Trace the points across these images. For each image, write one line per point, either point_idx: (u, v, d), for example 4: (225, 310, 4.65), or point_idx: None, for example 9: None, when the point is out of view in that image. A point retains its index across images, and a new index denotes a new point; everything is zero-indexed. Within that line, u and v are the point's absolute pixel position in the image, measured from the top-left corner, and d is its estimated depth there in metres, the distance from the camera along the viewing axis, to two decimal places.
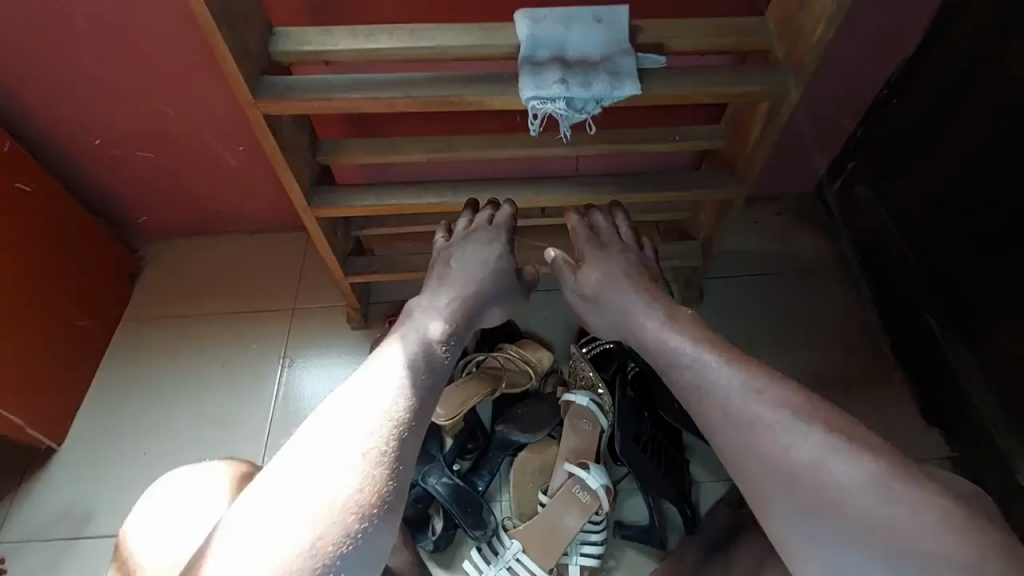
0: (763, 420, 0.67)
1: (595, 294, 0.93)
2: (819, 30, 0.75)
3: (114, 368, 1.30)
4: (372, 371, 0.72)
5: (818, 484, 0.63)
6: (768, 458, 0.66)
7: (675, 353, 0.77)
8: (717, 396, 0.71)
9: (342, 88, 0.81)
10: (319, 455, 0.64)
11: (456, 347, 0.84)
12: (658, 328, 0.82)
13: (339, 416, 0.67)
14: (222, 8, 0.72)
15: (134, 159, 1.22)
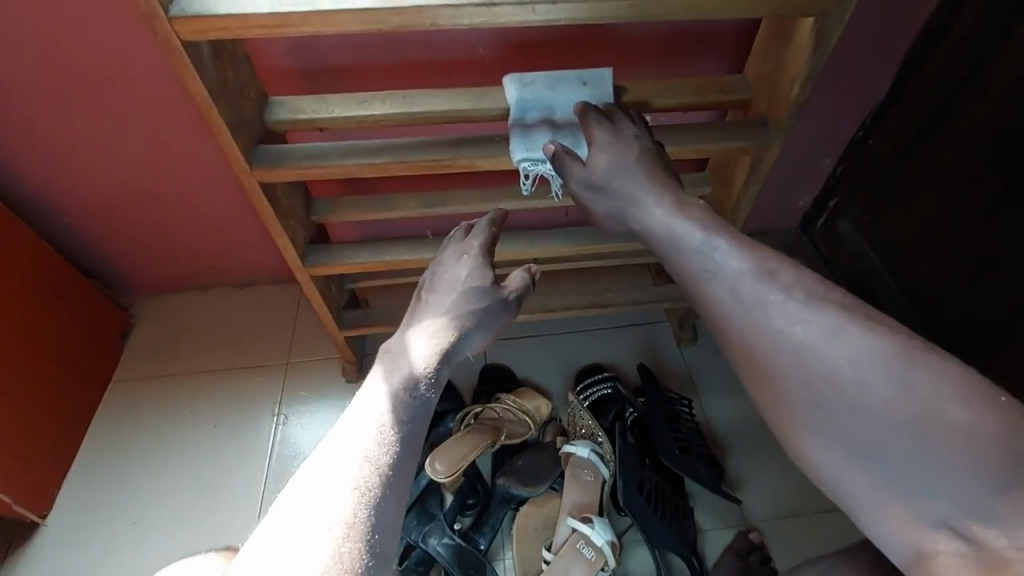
0: (767, 310, 0.66)
1: (607, 177, 0.81)
2: (795, 89, 0.78)
3: (102, 432, 1.26)
4: (344, 430, 0.67)
5: (829, 367, 0.62)
6: (785, 345, 0.65)
7: (683, 241, 0.73)
8: (725, 280, 0.69)
9: (335, 156, 0.83)
10: (284, 539, 0.59)
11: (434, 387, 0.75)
12: (668, 215, 0.76)
13: (309, 485, 0.63)
14: (218, 83, 0.73)
15: (126, 219, 1.22)
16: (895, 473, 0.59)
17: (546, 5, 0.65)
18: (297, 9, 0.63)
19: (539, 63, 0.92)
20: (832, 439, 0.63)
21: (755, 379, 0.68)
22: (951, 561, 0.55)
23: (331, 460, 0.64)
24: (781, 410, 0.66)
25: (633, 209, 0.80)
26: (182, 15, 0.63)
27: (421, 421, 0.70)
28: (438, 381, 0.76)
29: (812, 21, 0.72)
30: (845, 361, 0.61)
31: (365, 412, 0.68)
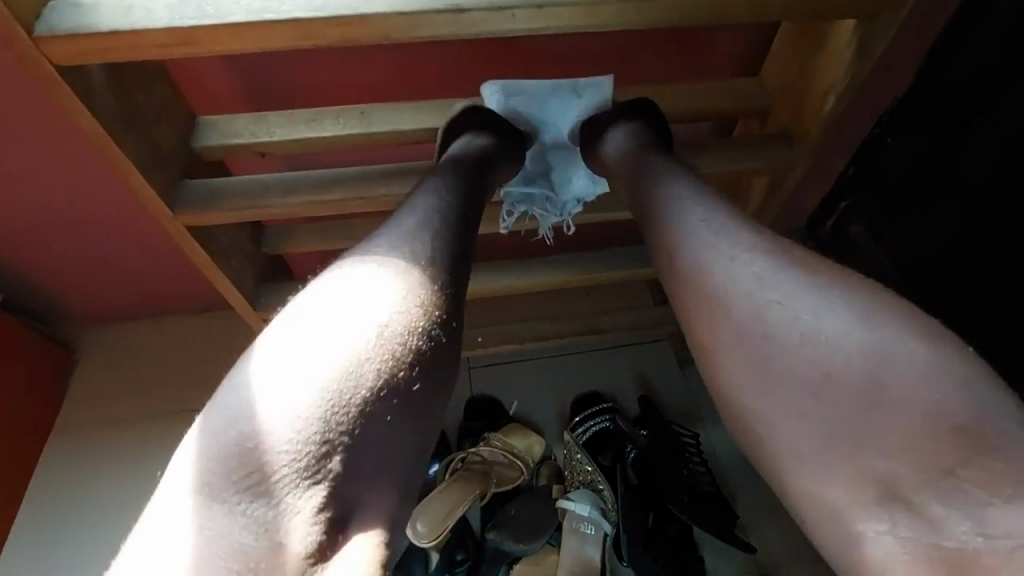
0: (720, 239, 0.54)
1: (610, 129, 0.68)
2: (828, 101, 0.66)
3: (45, 489, 1.13)
4: (320, 357, 0.46)
5: (781, 312, 0.49)
6: (739, 279, 0.51)
7: (649, 166, 0.63)
8: (677, 205, 0.58)
9: (279, 191, 0.69)
10: (249, 411, 0.44)
11: (456, 285, 0.52)
12: (637, 151, 0.65)
13: (269, 432, 0.43)
14: (119, 112, 0.59)
15: (44, 252, 1.04)
16: (839, 418, 0.44)
17: (528, 11, 0.52)
18: (203, 24, 0.49)
19: (523, 70, 0.78)
20: (785, 393, 0.47)
21: (697, 302, 0.53)
22: (891, 546, 0.40)
23: (303, 396, 0.44)
24: (720, 340, 0.51)
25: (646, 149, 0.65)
26: (55, 34, 0.49)
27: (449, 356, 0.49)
28: (459, 279, 0.53)
29: (852, 23, 0.61)
30: (778, 277, 0.50)
31: (352, 336, 0.47)
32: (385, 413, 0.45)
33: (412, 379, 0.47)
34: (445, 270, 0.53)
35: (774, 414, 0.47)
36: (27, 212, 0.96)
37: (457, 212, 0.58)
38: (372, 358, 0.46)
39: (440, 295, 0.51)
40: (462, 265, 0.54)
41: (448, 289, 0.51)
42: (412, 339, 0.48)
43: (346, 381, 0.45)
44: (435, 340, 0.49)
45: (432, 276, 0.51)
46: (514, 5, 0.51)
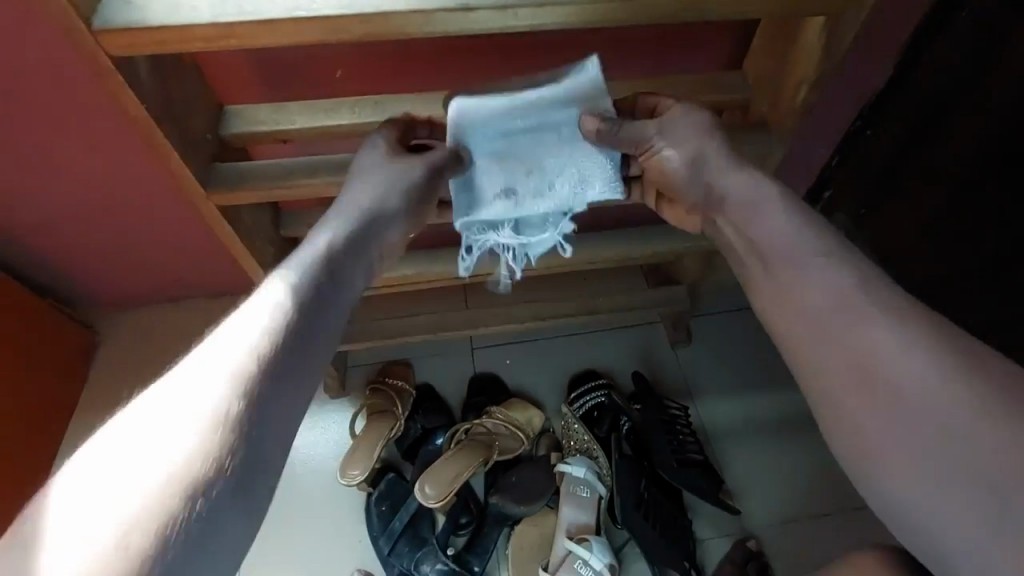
0: (833, 275, 0.59)
1: (680, 128, 0.68)
2: (803, 91, 0.72)
3: (72, 461, 1.19)
4: (180, 381, 0.48)
5: (900, 349, 0.54)
6: (858, 314, 0.57)
7: (755, 197, 0.65)
8: (789, 239, 0.62)
9: (302, 174, 0.75)
10: (91, 479, 0.43)
11: (308, 341, 0.54)
12: (728, 176, 0.67)
13: (115, 443, 0.45)
14: (160, 100, 0.65)
15: (72, 237, 1.10)
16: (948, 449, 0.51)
17: (529, 9, 0.58)
18: (244, 20, 0.55)
19: (523, 63, 0.84)
20: (899, 422, 0.54)
21: (806, 331, 0.60)
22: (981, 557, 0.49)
23: (153, 418, 0.46)
24: (831, 368, 0.58)
25: (720, 163, 0.68)
26: (109, 29, 0.55)
27: (281, 416, 0.49)
28: (295, 374, 0.52)
29: (820, 20, 0.67)
30: (832, 268, 0.59)
31: (207, 368, 0.48)
32: (207, 458, 0.44)
33: (237, 427, 0.46)
34: (307, 319, 0.55)
35: (837, 385, 0.57)
36: (57, 198, 1.02)
37: (318, 296, 0.57)
38: (217, 393, 0.47)
39: (289, 344, 0.52)
40: (326, 321, 0.57)
41: (299, 341, 0.53)
42: (252, 386, 0.48)
43: (185, 414, 0.46)
44: (268, 394, 0.49)
45: (293, 321, 0.53)
46: (517, 4, 0.57)
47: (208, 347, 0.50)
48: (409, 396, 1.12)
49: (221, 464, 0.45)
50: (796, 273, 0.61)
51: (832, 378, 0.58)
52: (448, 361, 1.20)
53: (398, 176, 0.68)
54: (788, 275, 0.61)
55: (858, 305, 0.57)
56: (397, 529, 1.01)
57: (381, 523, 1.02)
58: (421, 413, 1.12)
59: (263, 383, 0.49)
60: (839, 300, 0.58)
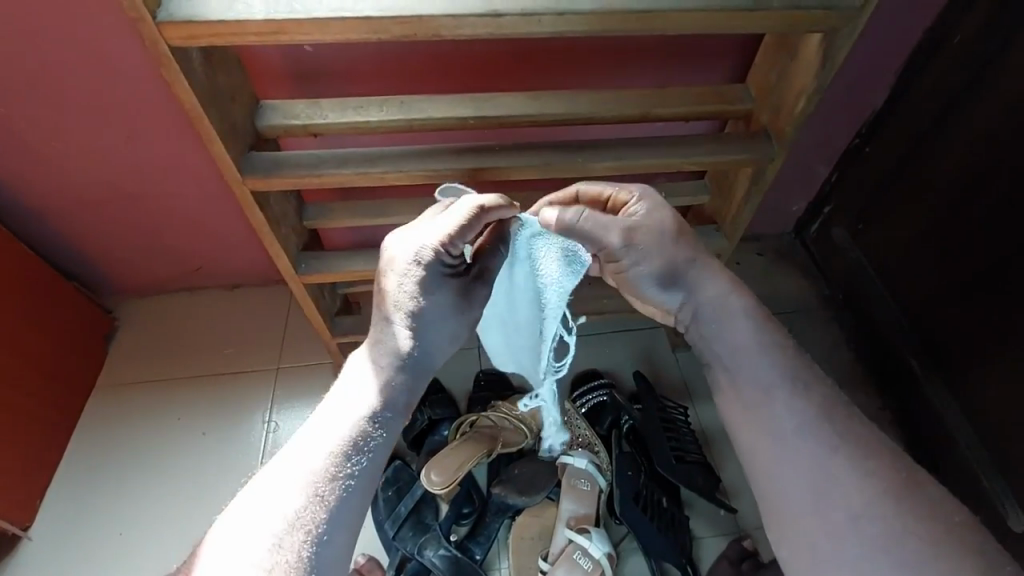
0: (782, 371, 0.69)
1: (645, 242, 0.75)
2: (800, 104, 0.77)
3: (87, 440, 1.21)
4: (288, 471, 0.59)
5: (830, 446, 0.64)
6: (795, 410, 0.67)
7: (722, 310, 0.74)
8: (750, 346, 0.71)
9: (330, 164, 0.80)
10: (232, 542, 0.55)
11: (382, 448, 0.63)
12: (705, 285, 0.76)
13: (230, 531, 0.56)
14: (207, 88, 0.70)
15: (104, 223, 1.15)
16: (859, 537, 0.60)
17: (553, 17, 0.63)
18: (293, 17, 0.60)
19: (539, 69, 0.90)
20: (829, 513, 0.62)
21: (750, 421, 0.70)
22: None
23: (259, 517, 0.56)
24: (770, 457, 0.67)
25: (698, 276, 0.76)
26: (171, 20, 0.60)
27: (358, 517, 0.60)
28: (373, 476, 0.62)
29: (818, 36, 0.73)
30: (784, 382, 0.68)
31: (300, 477, 0.59)
32: (300, 563, 0.55)
33: (324, 535, 0.57)
34: (381, 427, 0.63)
35: (781, 471, 0.66)
36: (94, 184, 1.07)
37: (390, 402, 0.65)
38: (309, 499, 0.58)
39: (358, 452, 0.61)
40: (396, 423, 0.65)
41: (375, 450, 0.62)
42: (333, 495, 0.59)
43: (285, 520, 0.56)
44: (347, 501, 0.59)
45: (368, 429, 0.62)
46: (542, 12, 0.62)
47: (296, 453, 0.61)
48: None
49: (310, 568, 0.55)
50: (757, 382, 0.70)
51: (779, 473, 0.66)
52: (456, 356, 1.24)
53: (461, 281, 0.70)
54: (746, 382, 0.70)
55: (806, 417, 0.66)
56: (402, 513, 1.04)
57: (387, 508, 1.05)
58: (427, 404, 1.15)
59: (344, 490, 0.59)
60: (792, 410, 0.67)
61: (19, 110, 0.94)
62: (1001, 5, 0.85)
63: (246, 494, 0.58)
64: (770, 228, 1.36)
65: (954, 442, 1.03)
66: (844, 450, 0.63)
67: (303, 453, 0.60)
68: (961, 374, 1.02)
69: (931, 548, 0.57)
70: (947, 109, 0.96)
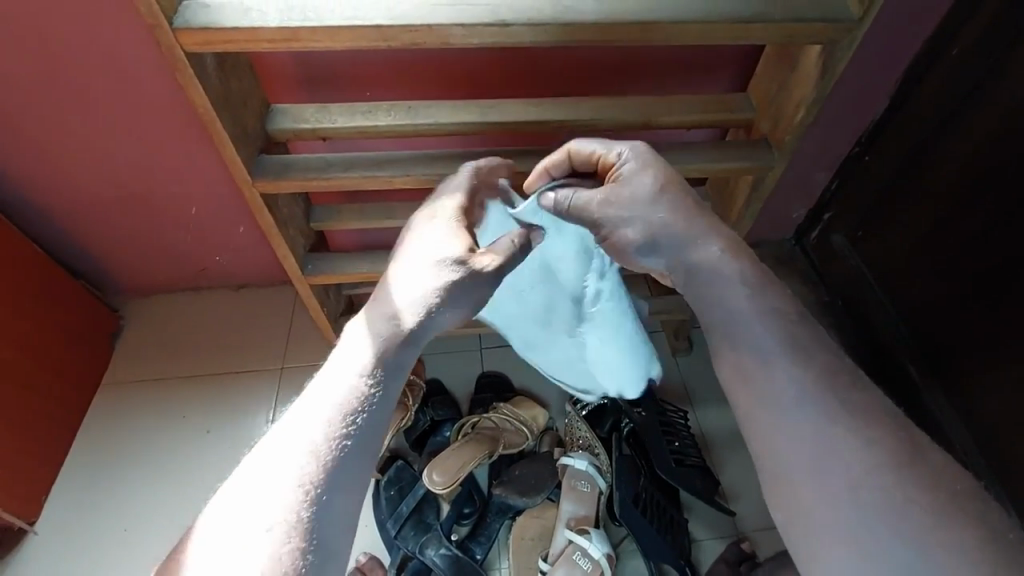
0: (789, 338, 0.65)
1: (628, 203, 0.72)
2: (800, 113, 0.78)
3: (91, 436, 1.23)
4: (288, 433, 0.56)
5: (837, 414, 0.60)
6: (801, 379, 0.63)
7: (718, 269, 0.69)
8: (752, 310, 0.67)
9: (338, 168, 0.82)
10: (235, 505, 0.53)
11: (380, 409, 0.60)
12: (696, 245, 0.71)
13: (234, 494, 0.54)
14: (220, 92, 0.72)
15: (113, 222, 1.17)
16: (870, 509, 0.56)
17: (559, 27, 0.65)
18: (306, 25, 0.62)
19: (544, 77, 0.91)
20: (836, 485, 0.58)
21: (753, 388, 0.65)
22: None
23: (242, 503, 0.53)
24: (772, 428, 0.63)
25: (686, 237, 0.71)
26: (187, 27, 0.62)
27: (360, 481, 0.56)
28: (374, 437, 0.58)
29: (818, 47, 0.74)
30: (785, 347, 0.64)
31: (298, 439, 0.56)
32: (299, 525, 0.52)
33: (326, 496, 0.54)
34: (379, 389, 0.60)
35: (786, 445, 0.62)
36: (103, 183, 1.09)
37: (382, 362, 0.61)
38: (311, 460, 0.55)
39: (361, 411, 0.58)
40: (395, 386, 0.62)
41: (371, 410, 0.58)
42: (332, 455, 0.56)
43: (279, 492, 0.53)
44: (345, 466, 0.56)
45: (367, 390, 0.60)
46: (548, 23, 0.64)
47: (298, 415, 0.58)
48: (420, 389, 1.14)
49: (311, 530, 0.52)
50: (756, 348, 0.65)
51: (781, 448, 0.62)
52: (458, 358, 1.25)
53: (470, 255, 0.68)
54: (743, 349, 0.66)
55: (808, 386, 0.62)
56: (404, 513, 1.05)
57: (389, 507, 1.06)
58: (430, 405, 1.16)
59: (343, 452, 0.56)
60: (793, 378, 0.63)
61: (32, 110, 0.96)
62: (999, 17, 0.86)
63: (247, 458, 0.56)
64: (770, 234, 1.38)
65: (950, 447, 1.04)
66: (848, 423, 0.59)
67: (301, 415, 0.58)
68: (960, 381, 1.03)
69: (935, 523, 0.54)
70: (947, 119, 0.98)
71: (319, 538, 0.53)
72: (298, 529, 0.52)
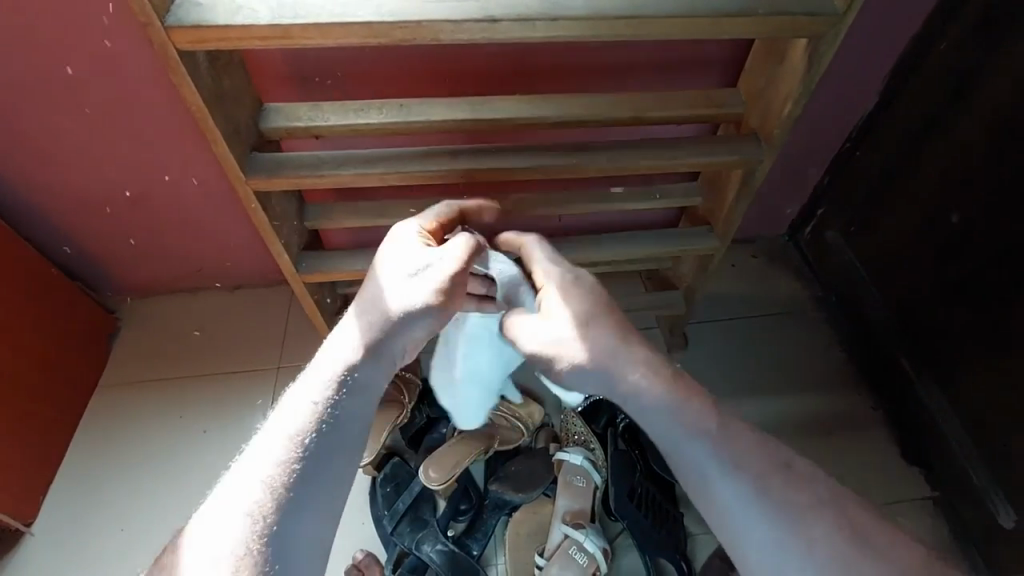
0: (717, 445, 0.66)
1: (556, 330, 0.70)
2: (788, 106, 0.79)
3: (88, 437, 1.23)
4: (257, 452, 0.63)
5: (789, 521, 0.63)
6: (728, 489, 0.65)
7: (642, 392, 0.68)
8: (677, 428, 0.67)
9: (332, 165, 0.82)
10: (211, 513, 0.60)
11: (337, 431, 0.64)
12: (631, 382, 0.69)
13: (213, 506, 0.61)
14: (213, 91, 0.72)
15: (108, 222, 1.17)
16: None
17: (547, 22, 0.65)
18: (297, 22, 0.63)
19: (535, 74, 0.92)
20: None
21: (702, 507, 0.67)
22: None
23: (218, 513, 0.60)
24: (729, 542, 0.65)
25: (615, 368, 0.69)
26: (179, 24, 0.63)
27: (319, 498, 0.62)
28: (331, 458, 0.63)
29: (804, 43, 0.75)
30: (719, 462, 0.66)
31: (260, 464, 0.62)
32: (260, 544, 0.58)
33: (288, 511, 0.60)
34: (333, 412, 0.65)
35: (749, 559, 0.64)
36: (98, 184, 1.09)
37: (347, 385, 0.66)
38: (272, 480, 0.61)
39: (318, 436, 0.63)
40: (352, 407, 0.66)
41: (326, 433, 0.64)
42: (292, 474, 0.61)
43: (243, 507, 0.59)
44: (304, 483, 0.62)
45: (324, 413, 0.64)
46: (536, 18, 0.65)
47: (269, 432, 0.64)
48: (415, 385, 1.13)
49: (273, 546, 0.59)
50: (694, 465, 0.67)
51: (748, 558, 0.64)
52: None
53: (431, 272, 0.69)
54: (686, 465, 0.67)
55: (749, 494, 0.64)
56: (400, 510, 1.05)
57: (386, 503, 1.07)
58: (426, 403, 1.15)
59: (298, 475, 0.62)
60: (735, 490, 0.65)
61: (28, 112, 0.97)
62: (986, 12, 0.87)
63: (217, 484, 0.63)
64: (762, 230, 1.38)
65: (944, 438, 1.06)
66: (801, 530, 0.63)
67: (268, 435, 0.64)
68: (953, 372, 1.03)
69: None
70: (936, 112, 0.99)
71: (280, 549, 0.59)
72: (251, 555, 0.58)
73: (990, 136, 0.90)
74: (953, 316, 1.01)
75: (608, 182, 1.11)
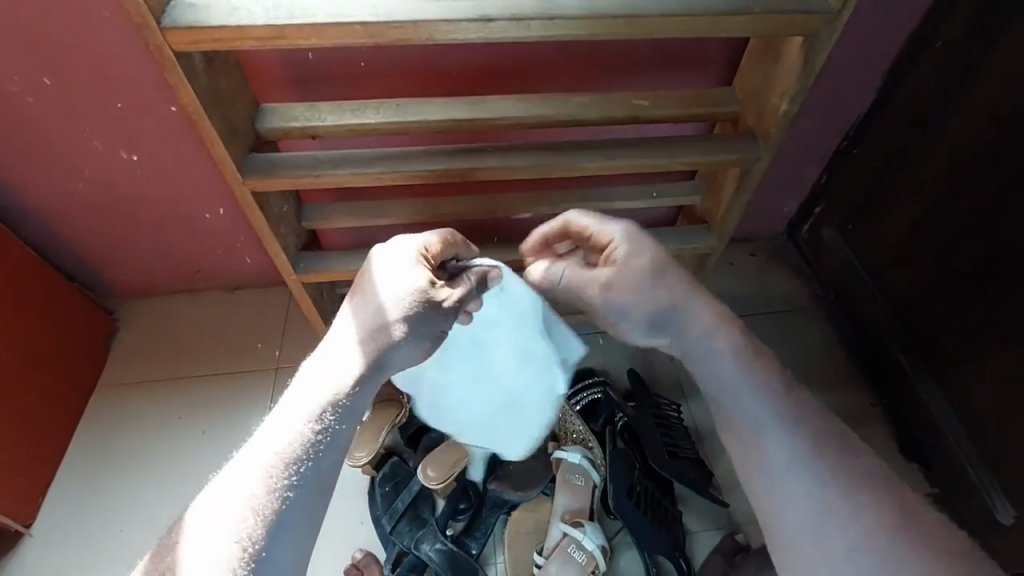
0: (772, 404, 0.68)
1: (631, 290, 0.76)
2: (784, 104, 0.79)
3: (87, 437, 1.23)
4: (244, 470, 0.61)
5: (833, 490, 0.62)
6: (777, 447, 0.66)
7: (706, 346, 0.73)
8: (733, 382, 0.70)
9: (329, 165, 0.83)
10: (195, 531, 0.59)
11: (329, 455, 0.63)
12: (699, 336, 0.74)
13: (197, 521, 0.59)
14: (209, 91, 0.73)
15: (107, 224, 1.17)
16: None
17: (542, 22, 0.65)
18: (292, 22, 0.63)
19: (532, 73, 0.92)
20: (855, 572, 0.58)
21: (747, 462, 0.68)
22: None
23: (202, 532, 0.58)
24: (771, 501, 0.65)
25: (683, 322, 0.75)
26: (174, 26, 0.63)
27: (306, 525, 0.61)
28: (320, 484, 0.62)
29: (799, 41, 0.75)
30: (774, 418, 0.67)
31: (246, 484, 0.60)
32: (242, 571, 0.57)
33: (274, 537, 0.59)
34: (326, 436, 0.63)
35: (790, 519, 0.63)
36: (97, 186, 1.10)
37: (342, 406, 0.64)
38: (258, 504, 0.59)
39: (309, 460, 0.62)
40: (344, 431, 0.64)
41: (317, 459, 0.62)
42: (280, 498, 0.60)
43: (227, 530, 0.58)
44: (292, 509, 0.61)
45: (316, 436, 0.62)
46: (531, 17, 0.65)
47: (258, 449, 0.62)
48: None
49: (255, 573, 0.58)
50: (751, 418, 0.68)
51: (783, 518, 0.64)
52: None
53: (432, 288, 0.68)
54: (739, 417, 0.69)
55: (800, 454, 0.64)
56: (399, 509, 1.06)
57: (385, 502, 1.07)
58: None
59: (287, 499, 0.60)
60: (784, 448, 0.65)
61: (25, 113, 0.97)
62: (982, 9, 0.87)
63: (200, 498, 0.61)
64: (761, 228, 1.39)
65: (942, 434, 1.06)
66: (845, 499, 0.61)
67: (256, 454, 0.62)
68: (951, 368, 1.03)
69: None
70: (932, 109, 0.99)
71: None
72: None
73: (986, 133, 0.90)
74: (950, 312, 1.01)
75: (607, 181, 1.11)
